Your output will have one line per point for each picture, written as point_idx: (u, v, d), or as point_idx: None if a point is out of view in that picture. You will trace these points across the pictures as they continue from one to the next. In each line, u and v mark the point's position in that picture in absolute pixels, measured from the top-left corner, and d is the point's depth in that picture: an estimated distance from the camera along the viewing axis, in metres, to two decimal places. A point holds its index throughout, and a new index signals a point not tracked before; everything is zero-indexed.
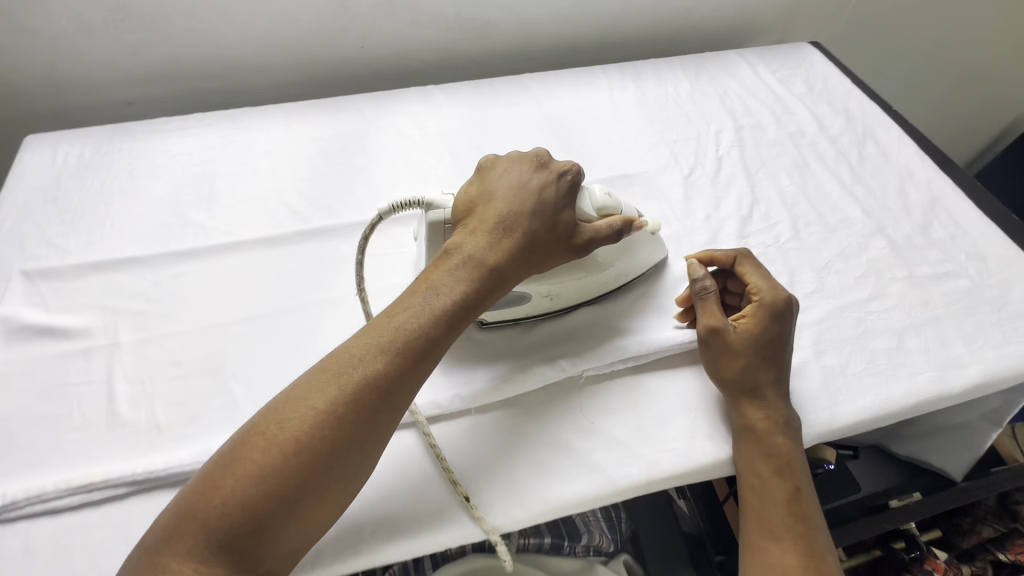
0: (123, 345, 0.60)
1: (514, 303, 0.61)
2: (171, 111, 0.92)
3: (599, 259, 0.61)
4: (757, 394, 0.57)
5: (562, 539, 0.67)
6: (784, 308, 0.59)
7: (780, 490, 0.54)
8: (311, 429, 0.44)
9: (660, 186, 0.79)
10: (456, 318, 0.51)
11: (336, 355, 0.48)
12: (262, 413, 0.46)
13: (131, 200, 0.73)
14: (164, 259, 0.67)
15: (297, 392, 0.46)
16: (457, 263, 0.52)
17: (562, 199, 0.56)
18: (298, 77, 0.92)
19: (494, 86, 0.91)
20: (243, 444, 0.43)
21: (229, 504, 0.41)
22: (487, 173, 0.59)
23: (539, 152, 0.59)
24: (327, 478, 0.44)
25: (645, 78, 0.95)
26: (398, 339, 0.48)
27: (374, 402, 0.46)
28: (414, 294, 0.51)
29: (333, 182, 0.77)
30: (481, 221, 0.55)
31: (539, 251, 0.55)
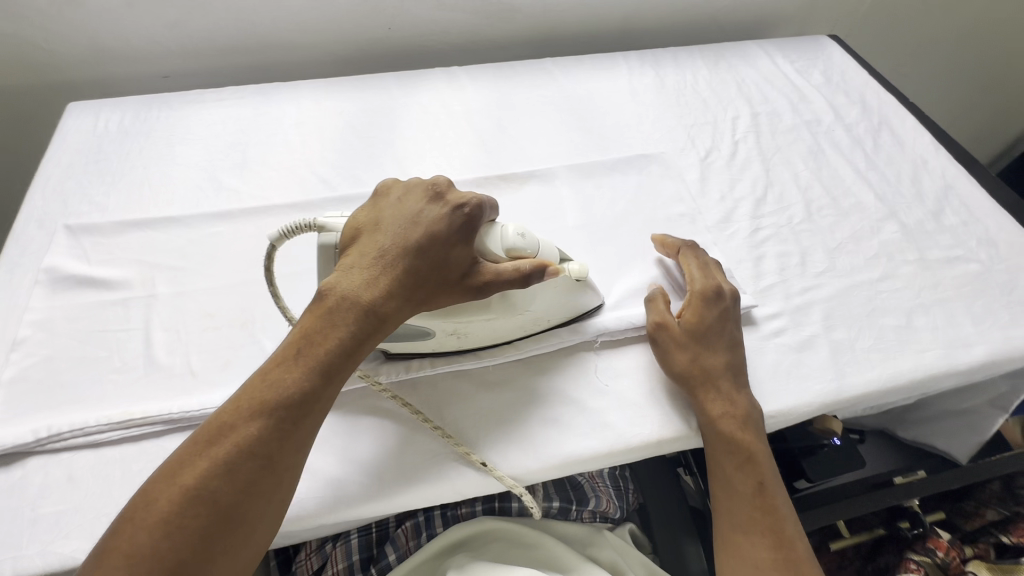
0: (159, 297, 0.63)
1: (415, 338, 0.57)
2: (205, 85, 0.96)
3: (510, 303, 0.56)
4: (709, 387, 0.57)
5: (569, 503, 0.67)
6: (715, 295, 0.62)
7: (747, 485, 0.55)
8: (179, 510, 0.40)
9: (677, 166, 0.81)
10: (338, 370, 0.47)
11: (205, 426, 0.44)
12: (134, 495, 0.42)
13: (168, 164, 0.77)
14: (198, 219, 0.70)
15: (166, 471, 0.42)
16: (335, 312, 0.48)
17: (456, 232, 0.51)
18: (327, 56, 0.95)
19: (517, 69, 0.93)
20: (113, 534, 0.40)
21: None
22: (377, 204, 0.53)
23: (436, 179, 0.54)
24: (211, 552, 0.40)
25: (664, 66, 0.97)
26: (273, 398, 0.45)
27: (249, 469, 0.42)
28: (290, 349, 0.47)
29: (360, 154, 0.80)
30: (363, 261, 0.50)
31: (434, 284, 0.50)
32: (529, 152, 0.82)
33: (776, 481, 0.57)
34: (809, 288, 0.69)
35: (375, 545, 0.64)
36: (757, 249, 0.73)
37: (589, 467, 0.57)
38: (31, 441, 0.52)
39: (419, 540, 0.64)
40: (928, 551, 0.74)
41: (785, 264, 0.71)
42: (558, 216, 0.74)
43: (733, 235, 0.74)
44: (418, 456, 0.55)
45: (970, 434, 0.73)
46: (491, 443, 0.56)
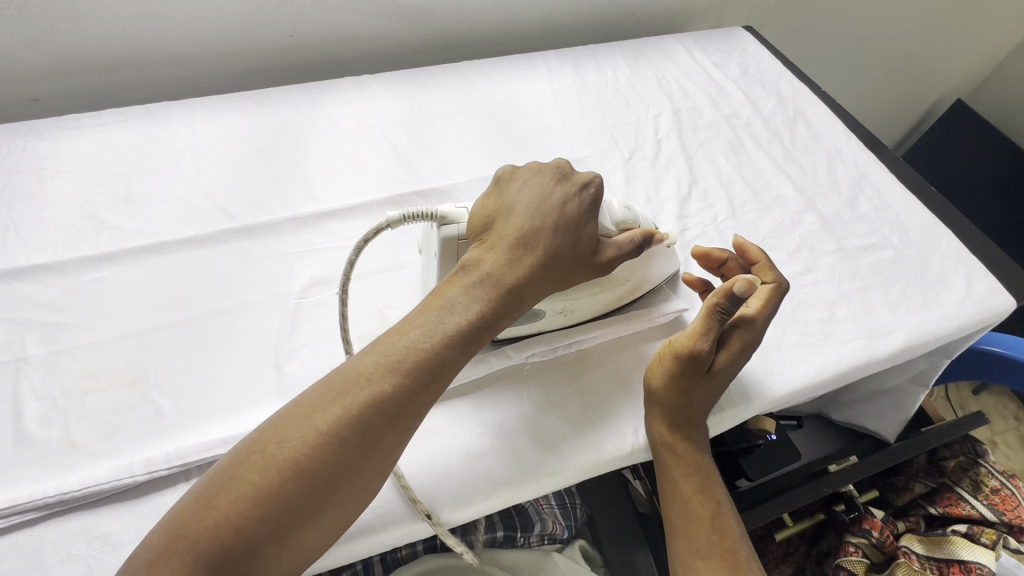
0: (30, 360, 0.56)
1: (527, 320, 0.58)
2: (84, 107, 0.86)
3: (617, 277, 0.58)
4: (677, 412, 0.55)
5: (515, 530, 0.66)
6: (750, 349, 0.58)
7: (702, 507, 0.55)
8: (312, 451, 0.40)
9: (601, 170, 0.79)
10: (470, 341, 0.47)
11: (343, 370, 0.44)
12: (266, 425, 0.42)
13: (37, 203, 0.68)
14: (75, 265, 0.63)
15: (303, 408, 0.42)
16: (473, 282, 0.49)
17: (584, 216, 0.53)
18: (223, 68, 0.87)
19: (432, 74, 0.89)
20: (243, 461, 0.40)
21: (221, 527, 0.37)
22: (505, 185, 0.54)
23: (561, 163, 0.56)
24: (327, 499, 0.40)
25: (584, 65, 0.94)
26: (410, 362, 0.44)
27: (382, 428, 0.42)
28: (426, 311, 0.47)
29: (264, 177, 0.73)
30: (499, 238, 0.51)
31: (556, 270, 0.52)
32: (448, 164, 0.78)
33: (730, 503, 0.56)
34: None
35: None
36: (684, 251, 0.72)
37: (525, 497, 0.54)
38: None
39: None
40: (865, 531, 0.75)
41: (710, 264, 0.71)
42: None
43: None
44: None
45: (897, 413, 0.74)
46: (419, 487, 0.52)
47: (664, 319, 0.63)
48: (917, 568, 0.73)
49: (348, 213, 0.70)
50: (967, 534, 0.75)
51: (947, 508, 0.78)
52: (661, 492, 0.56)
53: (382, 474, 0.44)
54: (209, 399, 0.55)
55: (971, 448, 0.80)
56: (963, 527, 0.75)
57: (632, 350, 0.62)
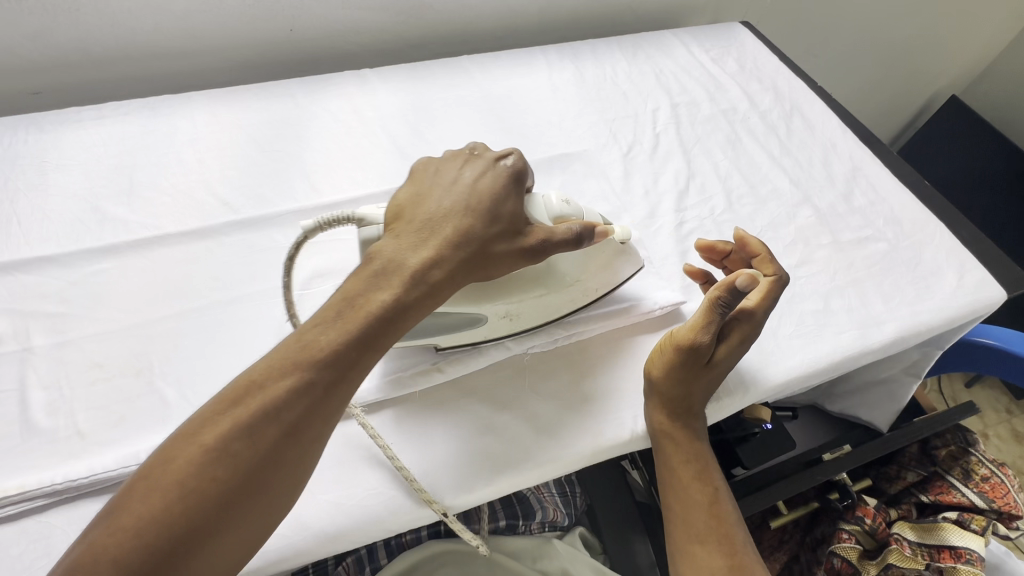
0: (36, 350, 0.56)
1: (469, 325, 0.56)
2: (84, 100, 0.86)
3: (558, 274, 0.56)
4: (677, 403, 0.56)
5: (516, 519, 0.68)
6: (748, 342, 0.59)
7: (701, 493, 0.56)
8: (199, 470, 0.38)
9: (600, 164, 0.80)
10: (377, 332, 0.44)
11: (235, 381, 0.41)
12: (157, 450, 0.39)
13: (41, 196, 0.68)
14: (80, 257, 0.63)
15: (194, 423, 0.40)
16: (378, 272, 0.46)
17: (502, 190, 0.51)
18: (223, 62, 0.88)
19: (432, 69, 0.89)
20: (130, 490, 0.37)
21: (105, 561, 0.34)
22: (418, 176, 0.53)
23: (474, 147, 0.55)
24: (225, 514, 0.38)
25: (583, 59, 0.95)
26: (308, 358, 0.42)
27: (280, 429, 0.40)
28: (324, 311, 0.44)
29: (266, 171, 0.74)
30: (407, 226, 0.48)
31: (476, 249, 0.49)
32: None
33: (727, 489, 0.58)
34: None
35: None
36: (682, 244, 0.73)
37: (522, 484, 0.55)
38: None
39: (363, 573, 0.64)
40: (857, 519, 0.76)
41: None
42: None
43: (657, 231, 0.74)
44: (350, 498, 0.51)
45: (890, 403, 0.75)
46: (424, 473, 0.53)
47: (661, 311, 0.64)
48: (908, 554, 0.74)
49: (350, 206, 0.71)
50: (958, 521, 0.76)
51: (939, 495, 0.79)
52: (661, 480, 0.58)
53: (287, 484, 0.41)
54: (214, 389, 0.56)
55: (962, 437, 0.82)
56: (955, 514, 0.77)
57: (633, 341, 0.63)
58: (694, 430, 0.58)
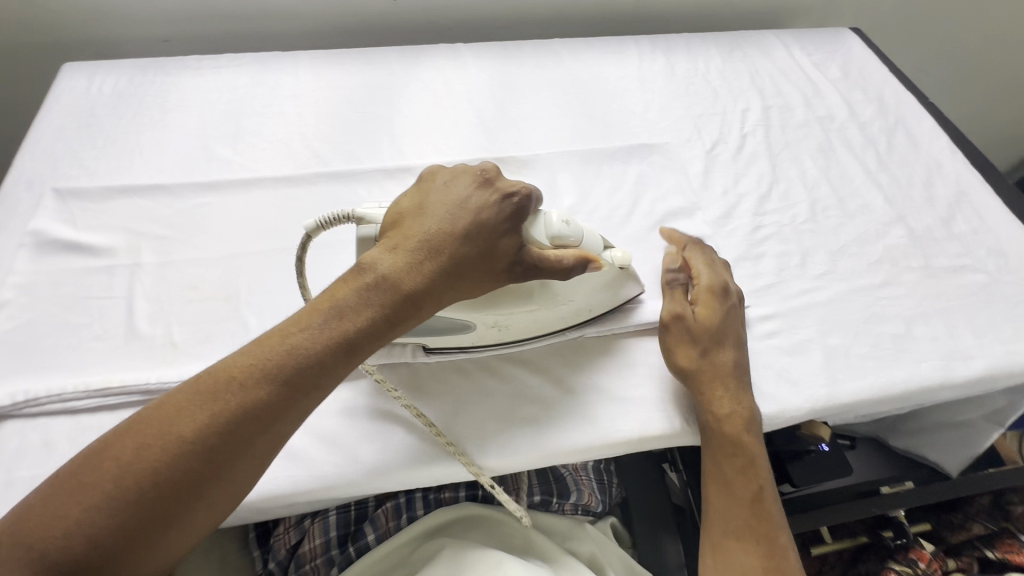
0: (144, 266, 0.63)
1: (455, 331, 0.56)
2: (202, 49, 0.93)
3: (556, 293, 0.55)
4: (721, 385, 0.56)
5: (551, 496, 0.68)
6: (722, 292, 0.60)
7: (745, 488, 0.54)
8: (168, 461, 0.39)
9: (681, 158, 0.79)
10: (359, 350, 0.46)
11: (214, 372, 0.42)
12: (125, 427, 0.40)
13: (160, 131, 0.75)
14: (188, 189, 0.69)
15: (167, 409, 0.41)
16: (372, 284, 0.46)
17: (504, 225, 0.50)
18: (328, 28, 0.92)
19: (523, 49, 0.91)
20: (91, 469, 0.38)
21: (73, 537, 0.36)
22: (424, 184, 0.52)
23: (485, 167, 0.52)
24: (190, 504, 0.40)
25: (676, 52, 0.93)
26: (287, 366, 0.43)
27: (253, 432, 0.41)
28: (312, 313, 0.45)
29: (358, 130, 0.78)
30: (406, 238, 0.48)
31: (465, 280, 0.49)
32: (529, 135, 0.79)
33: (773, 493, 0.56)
34: (807, 291, 0.67)
35: (354, 523, 0.64)
36: (757, 247, 0.70)
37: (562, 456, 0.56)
38: (7, 402, 0.52)
39: (399, 522, 0.64)
40: (910, 561, 0.73)
41: (783, 264, 0.69)
42: (553, 201, 0.72)
43: (732, 232, 0.72)
44: (404, 441, 0.54)
45: (963, 449, 0.71)
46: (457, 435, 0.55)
47: None
48: None
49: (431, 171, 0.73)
50: None
51: (1006, 554, 0.74)
52: (706, 471, 0.56)
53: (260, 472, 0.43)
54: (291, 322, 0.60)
55: None
56: None
57: None
58: (749, 432, 0.56)
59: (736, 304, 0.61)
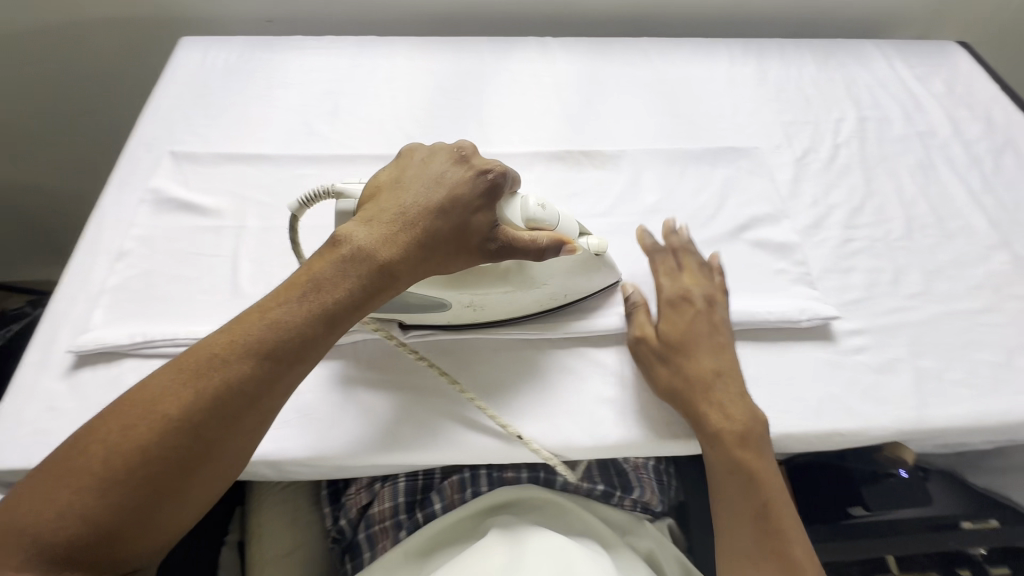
0: (248, 229, 0.67)
1: (432, 309, 0.59)
2: (302, 30, 0.98)
3: (530, 276, 0.58)
4: (710, 397, 0.56)
5: (614, 488, 0.68)
6: (681, 299, 0.61)
7: (750, 504, 0.53)
8: (156, 438, 0.41)
9: (770, 164, 0.77)
10: (341, 320, 0.49)
11: (193, 354, 0.45)
12: (107, 413, 0.43)
13: (266, 105, 0.80)
14: (289, 160, 0.73)
15: (151, 390, 0.43)
16: (346, 258, 0.49)
17: (478, 199, 0.53)
18: (422, 16, 0.95)
19: (612, 46, 0.91)
20: (79, 453, 0.41)
21: (66, 517, 0.39)
22: (403, 164, 0.56)
23: (463, 145, 0.57)
24: (182, 479, 0.42)
25: (768, 57, 0.91)
26: (268, 339, 0.46)
27: (241, 402, 0.44)
28: (291, 289, 0.48)
29: (449, 116, 0.80)
30: (380, 213, 0.52)
31: (438, 251, 0.52)
32: (615, 131, 0.80)
33: (788, 508, 0.53)
34: (899, 309, 0.65)
35: (420, 492, 0.67)
36: (846, 261, 0.68)
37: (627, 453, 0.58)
38: (126, 343, 0.57)
39: (463, 494, 0.66)
40: None
41: (874, 280, 0.67)
42: (637, 197, 0.72)
43: (821, 242, 0.70)
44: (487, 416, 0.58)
45: None
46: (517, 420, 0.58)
47: (811, 323, 0.62)
48: None
49: (517, 159, 0.75)
50: None
51: None
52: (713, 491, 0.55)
53: (254, 443, 0.46)
54: None
55: None
56: None
57: (774, 343, 0.62)
58: (745, 446, 0.54)
59: (727, 312, 0.61)
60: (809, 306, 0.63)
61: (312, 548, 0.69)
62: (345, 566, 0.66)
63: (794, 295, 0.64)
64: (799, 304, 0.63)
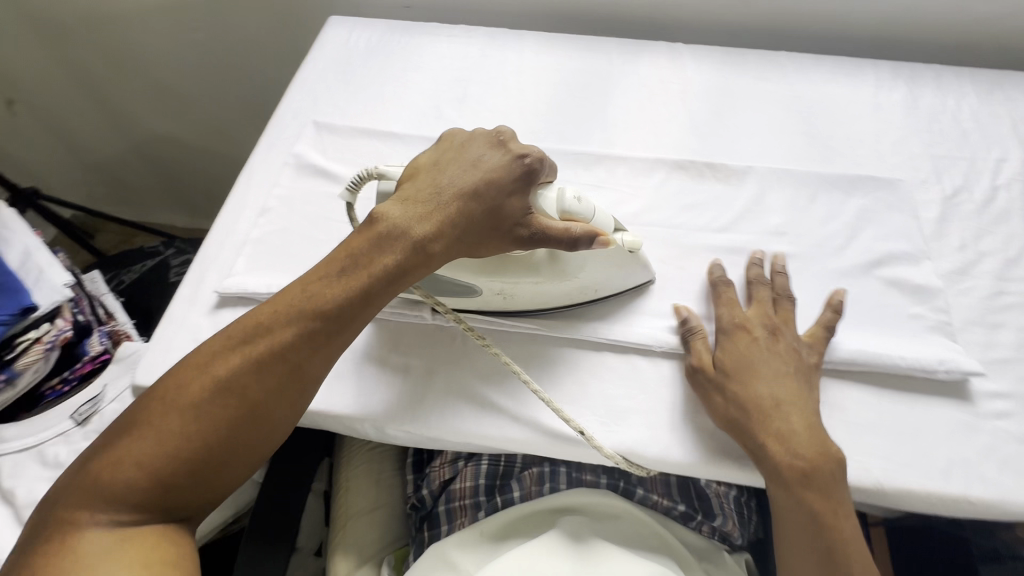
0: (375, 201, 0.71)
1: (465, 294, 0.61)
2: (435, 17, 1.02)
3: (563, 268, 0.57)
4: (774, 429, 0.53)
5: (695, 512, 0.66)
6: (742, 325, 0.59)
7: (820, 540, 0.50)
8: (209, 396, 0.47)
9: (913, 199, 0.71)
10: (378, 295, 0.51)
11: (243, 323, 0.50)
12: (167, 377, 0.49)
13: (400, 86, 0.84)
14: (418, 140, 0.77)
15: (205, 356, 0.49)
16: (381, 237, 0.52)
17: (512, 183, 0.54)
18: (552, 13, 0.96)
19: (746, 57, 0.87)
20: (145, 410, 0.47)
21: (131, 465, 0.45)
22: (442, 146, 0.58)
23: (501, 131, 0.57)
24: (231, 435, 0.46)
25: (921, 83, 0.84)
26: (307, 311, 0.49)
27: (283, 364, 0.48)
28: (330, 266, 0.52)
29: (572, 114, 0.80)
30: (415, 193, 0.54)
31: (473, 234, 0.53)
32: (741, 146, 0.77)
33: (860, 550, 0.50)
34: None
35: (500, 477, 0.68)
36: (994, 315, 0.62)
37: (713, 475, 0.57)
38: (263, 292, 0.62)
39: (541, 488, 0.66)
40: None
41: None
42: (760, 216, 0.70)
43: (966, 291, 0.64)
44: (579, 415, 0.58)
45: None
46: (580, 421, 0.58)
47: (947, 377, 0.57)
48: None
49: (638, 164, 0.74)
50: None
51: None
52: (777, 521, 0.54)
53: (294, 406, 0.49)
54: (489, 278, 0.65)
55: None
56: None
57: (901, 392, 0.57)
58: (810, 485, 0.51)
59: (795, 339, 0.58)
60: (947, 358, 0.58)
61: (392, 510, 0.73)
62: (420, 534, 0.68)
63: (930, 344, 0.59)
64: (935, 353, 0.58)
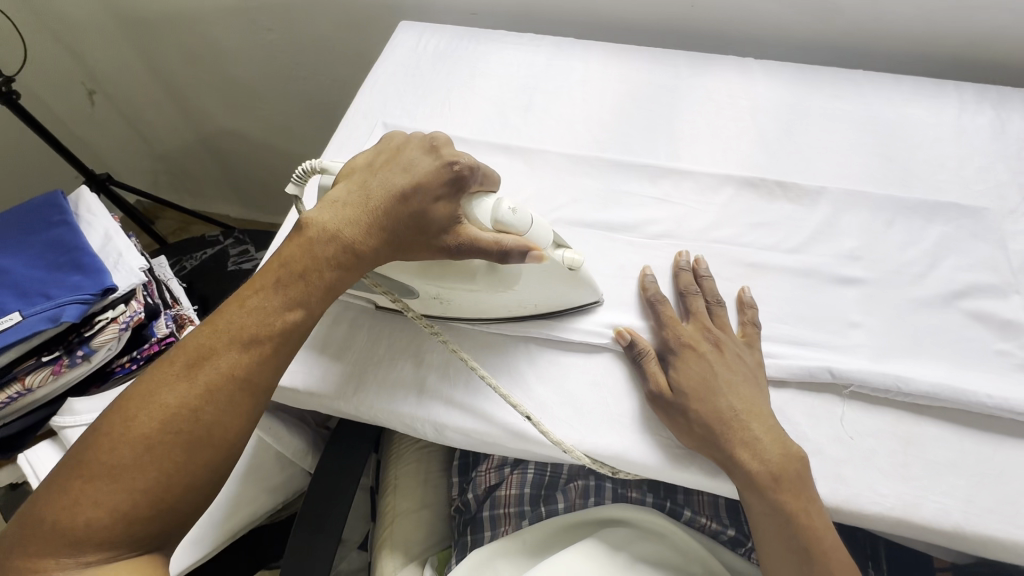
0: None
1: (406, 295, 0.63)
2: (502, 25, 1.03)
3: (498, 280, 0.58)
4: (733, 436, 0.53)
5: (744, 537, 0.65)
6: (689, 341, 0.59)
7: (800, 540, 0.50)
8: (162, 425, 0.46)
9: (1000, 230, 0.67)
10: (316, 304, 0.54)
11: (185, 349, 0.50)
12: (111, 412, 0.48)
13: (466, 91, 0.85)
14: (485, 146, 0.78)
15: (148, 387, 0.48)
16: (319, 249, 0.54)
17: (441, 187, 0.55)
18: (622, 23, 0.96)
19: (820, 73, 0.85)
20: (88, 448, 0.45)
21: (85, 506, 0.43)
22: (374, 154, 0.59)
23: (433, 136, 0.59)
24: (190, 460, 0.46)
25: (1012, 107, 0.79)
26: (253, 330, 0.50)
27: (231, 381, 0.49)
28: (268, 280, 0.53)
29: (637, 125, 0.80)
30: (348, 203, 0.55)
31: (406, 242, 0.55)
32: (812, 165, 0.75)
33: (837, 549, 0.50)
34: None
35: (545, 487, 0.68)
36: None
37: None
38: None
39: (586, 501, 0.66)
40: None
41: None
42: (833, 238, 0.68)
43: None
44: (637, 430, 0.58)
45: None
46: (606, 442, 0.57)
47: None
48: None
49: (706, 179, 0.73)
50: None
51: None
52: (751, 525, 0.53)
53: (252, 419, 0.50)
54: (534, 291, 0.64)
55: None
56: None
57: (986, 432, 0.55)
58: (780, 487, 0.51)
59: (738, 345, 0.59)
60: None
61: (436, 512, 0.73)
62: (464, 537, 0.68)
63: (1018, 383, 0.56)
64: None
